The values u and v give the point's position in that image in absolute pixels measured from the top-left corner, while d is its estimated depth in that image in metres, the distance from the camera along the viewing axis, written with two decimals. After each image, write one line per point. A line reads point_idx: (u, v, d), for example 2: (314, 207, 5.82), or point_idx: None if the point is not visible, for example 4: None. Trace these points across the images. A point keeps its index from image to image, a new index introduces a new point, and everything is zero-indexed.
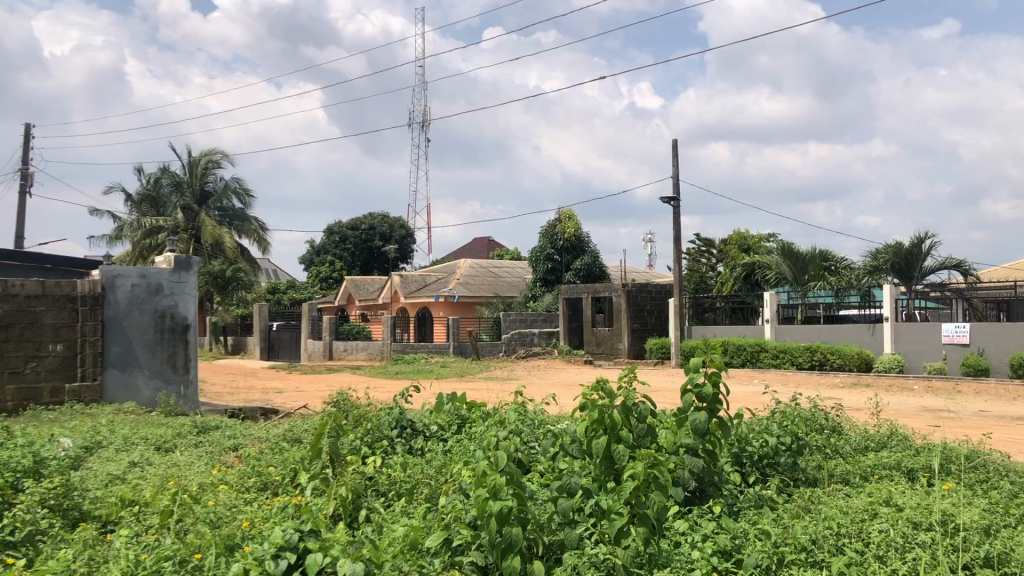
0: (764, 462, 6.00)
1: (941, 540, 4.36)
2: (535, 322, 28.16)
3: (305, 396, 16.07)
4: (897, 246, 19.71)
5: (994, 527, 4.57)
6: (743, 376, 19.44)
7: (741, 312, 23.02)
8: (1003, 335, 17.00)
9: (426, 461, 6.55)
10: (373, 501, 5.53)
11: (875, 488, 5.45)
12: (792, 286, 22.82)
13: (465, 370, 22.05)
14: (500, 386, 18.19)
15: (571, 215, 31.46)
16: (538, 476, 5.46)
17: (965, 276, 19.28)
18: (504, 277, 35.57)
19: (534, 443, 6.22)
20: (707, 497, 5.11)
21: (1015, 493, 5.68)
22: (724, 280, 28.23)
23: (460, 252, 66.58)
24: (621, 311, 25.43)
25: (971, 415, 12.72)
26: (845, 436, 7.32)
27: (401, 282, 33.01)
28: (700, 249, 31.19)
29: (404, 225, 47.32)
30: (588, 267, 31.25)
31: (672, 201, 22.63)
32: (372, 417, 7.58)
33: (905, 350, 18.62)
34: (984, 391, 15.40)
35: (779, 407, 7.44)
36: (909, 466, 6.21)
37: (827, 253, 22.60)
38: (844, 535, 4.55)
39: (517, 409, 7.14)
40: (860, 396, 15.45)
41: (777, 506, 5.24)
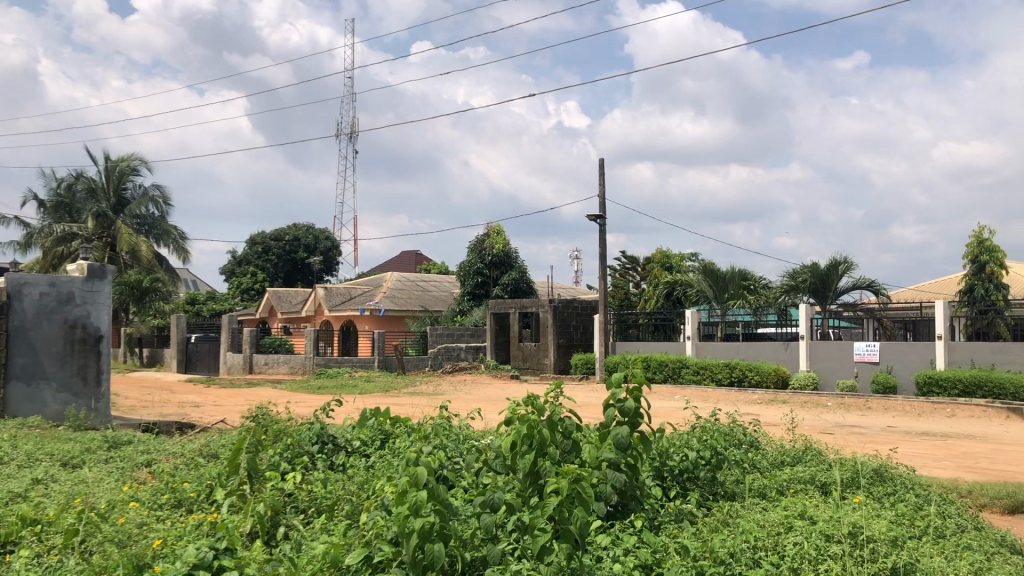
0: (684, 476, 6.10)
1: (852, 552, 4.50)
2: (461, 337, 28.07)
3: (223, 410, 15.65)
4: (815, 267, 20.39)
5: (900, 538, 4.74)
6: (665, 392, 19.81)
7: (663, 329, 23.36)
8: (909, 353, 17.68)
9: (348, 477, 6.45)
10: (292, 518, 5.42)
11: (790, 502, 5.59)
12: (713, 303, 23.36)
13: (390, 385, 21.79)
14: (425, 401, 18.06)
15: (499, 230, 31.60)
16: (462, 491, 5.43)
17: (876, 296, 20.11)
18: (431, 291, 35.48)
19: (458, 458, 6.20)
20: (629, 511, 5.14)
21: (920, 506, 5.92)
22: (647, 297, 28.76)
23: (385, 265, 66.17)
24: (547, 326, 25.59)
25: (881, 431, 13.18)
26: (761, 451, 7.51)
27: (326, 295, 32.55)
28: (625, 267, 31.71)
29: (330, 237, 46.77)
30: (516, 282, 31.45)
31: (598, 219, 22.91)
32: (293, 432, 7.43)
33: (819, 368, 19.26)
34: (893, 407, 16.04)
35: (699, 422, 7.58)
36: (823, 480, 6.40)
37: (746, 273, 23.27)
38: (761, 548, 4.66)
39: (442, 424, 7.07)
40: (776, 412, 15.90)
41: (697, 520, 5.34)
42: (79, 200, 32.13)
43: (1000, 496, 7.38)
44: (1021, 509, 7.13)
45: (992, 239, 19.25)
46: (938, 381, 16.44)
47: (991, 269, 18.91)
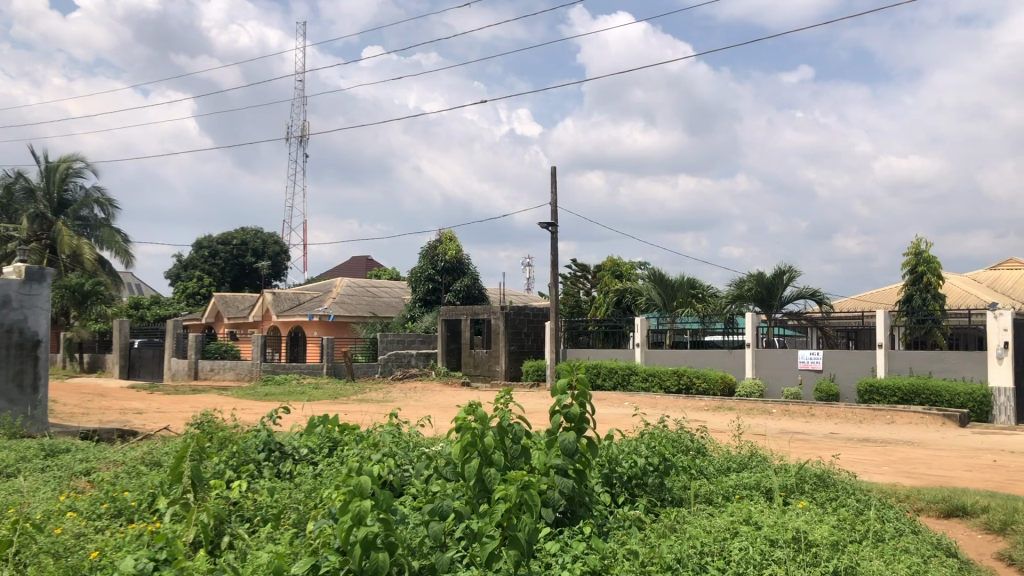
0: (633, 483, 6.16)
1: (795, 556, 4.59)
2: (412, 343, 27.92)
3: (167, 417, 15.29)
4: (760, 276, 20.74)
5: (842, 542, 4.85)
6: (614, 399, 19.99)
7: (612, 336, 23.56)
8: (851, 362, 18.09)
9: (295, 485, 6.36)
10: (237, 527, 5.33)
11: (736, 507, 5.68)
12: (662, 311, 23.62)
13: (339, 392, 21.53)
14: (374, 408, 17.91)
15: (452, 236, 31.49)
16: (410, 499, 5.40)
17: (820, 305, 20.53)
18: (382, 297, 35.27)
19: (407, 466, 6.17)
20: (577, 518, 5.16)
21: (861, 510, 6.07)
22: (598, 304, 28.98)
23: (336, 270, 65.50)
24: (499, 333, 25.61)
25: (824, 438, 13.47)
26: (708, 457, 7.62)
27: (274, 300, 32.13)
28: (576, 274, 31.92)
29: (279, 242, 46.13)
30: (468, 289, 31.43)
31: (550, 227, 23.03)
32: (238, 439, 7.32)
33: (764, 376, 19.62)
34: (835, 414, 16.40)
35: (648, 429, 7.66)
36: (768, 486, 6.51)
37: (695, 282, 23.57)
38: (707, 552, 4.71)
39: (392, 431, 7.00)
40: (723, 419, 16.16)
41: (645, 526, 5.38)
42: (18, 201, 31.27)
43: (935, 500, 7.60)
44: (955, 513, 7.34)
45: (930, 251, 19.80)
46: (878, 389, 16.87)
47: (928, 279, 19.45)
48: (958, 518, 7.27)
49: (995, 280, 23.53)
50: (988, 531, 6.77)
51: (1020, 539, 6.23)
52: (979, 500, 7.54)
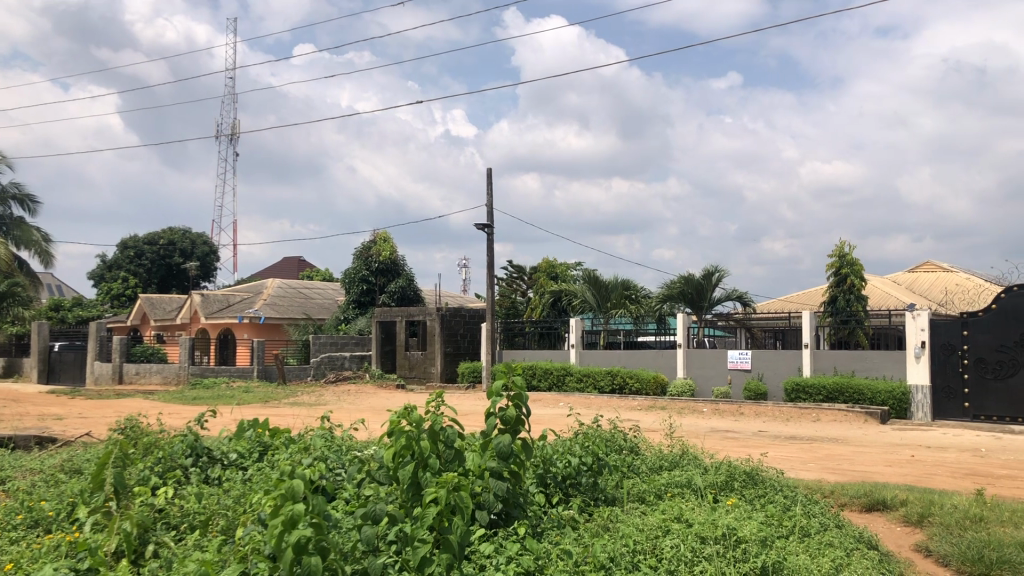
0: (567, 482, 6.21)
1: (725, 553, 4.68)
2: (345, 346, 27.55)
3: (88, 423, 14.74)
4: (690, 277, 21.15)
5: (770, 539, 4.96)
6: (549, 400, 20.11)
7: (548, 337, 23.69)
8: (778, 361, 18.55)
9: (223, 491, 6.21)
10: (162, 535, 5.18)
11: (668, 506, 5.75)
12: (596, 312, 23.86)
13: (270, 395, 21.12)
14: (306, 411, 17.61)
15: (386, 237, 31.25)
16: (343, 503, 5.33)
17: (746, 307, 20.98)
18: (315, 298, 34.80)
19: (339, 470, 6.10)
20: (512, 519, 5.16)
21: (788, 506, 6.24)
22: (533, 305, 29.09)
23: (267, 271, 64.33)
24: (434, 334, 25.49)
25: (752, 435, 13.81)
26: (641, 455, 7.74)
27: (203, 301, 31.36)
28: (512, 276, 31.99)
29: (208, 242, 45.08)
30: (402, 290, 31.24)
31: (486, 228, 23.04)
32: (164, 445, 7.12)
33: (695, 375, 20.00)
34: (763, 413, 16.82)
35: (582, 429, 7.72)
36: (698, 483, 6.62)
37: (628, 283, 23.90)
38: (640, 551, 4.77)
39: (322, 435, 6.89)
40: (655, 418, 16.40)
41: (579, 525, 5.42)
42: None
43: (858, 495, 7.84)
44: (876, 506, 7.59)
45: (853, 254, 20.46)
46: (804, 388, 17.35)
47: (851, 281, 20.09)
48: (879, 511, 7.53)
49: (913, 281, 24.46)
50: (905, 524, 7.03)
51: (936, 530, 6.47)
52: (897, 494, 7.81)
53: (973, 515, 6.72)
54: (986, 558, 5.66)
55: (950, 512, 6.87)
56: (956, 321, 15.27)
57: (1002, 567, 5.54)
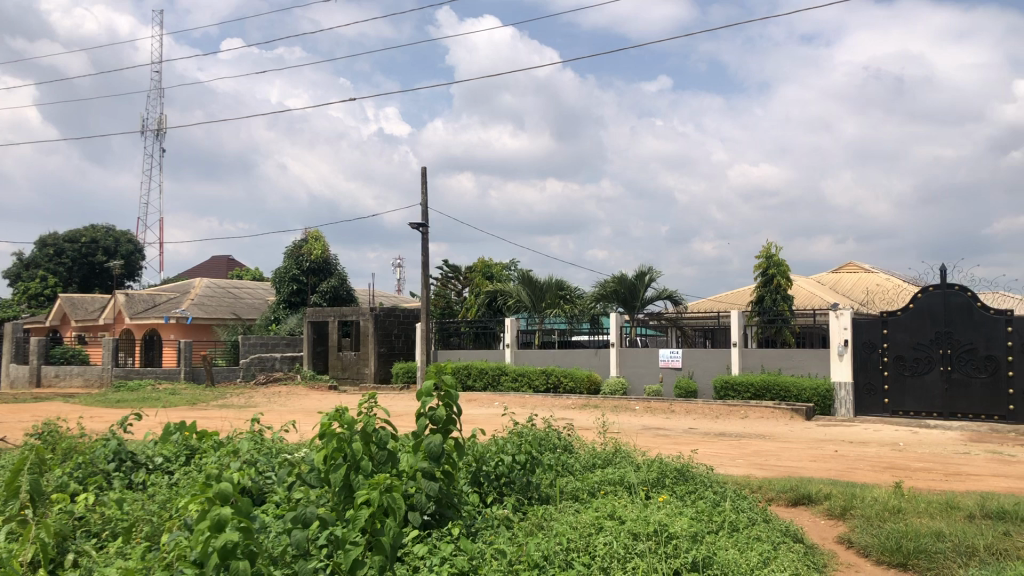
0: (500, 481, 6.21)
1: (655, 549, 4.75)
2: (276, 347, 27.13)
3: (2, 429, 14.09)
4: (623, 277, 21.49)
5: (699, 534, 5.06)
6: (484, 399, 20.14)
7: (483, 337, 23.66)
8: (708, 360, 18.92)
9: (148, 496, 6.03)
10: (82, 544, 5.01)
11: (601, 503, 5.82)
12: (530, 312, 23.96)
13: (197, 397, 20.56)
14: (234, 414, 17.19)
15: (318, 236, 30.79)
16: (273, 507, 5.22)
17: (676, 306, 21.37)
18: (245, 298, 34.09)
19: (269, 473, 5.99)
20: (446, 520, 5.13)
21: (717, 502, 6.37)
22: (468, 305, 29.03)
23: (194, 270, 62.61)
24: (367, 335, 25.22)
25: (683, 432, 14.06)
26: (574, 454, 7.79)
27: (126, 301, 30.41)
28: (447, 275, 31.84)
29: (133, 240, 43.72)
30: (335, 290, 30.83)
31: (421, 227, 22.90)
32: (85, 450, 6.89)
33: (628, 373, 20.28)
34: (693, 410, 17.16)
35: (516, 428, 7.73)
36: (630, 481, 6.71)
37: (562, 283, 24.09)
38: (573, 549, 4.81)
39: (252, 438, 6.74)
40: (589, 416, 16.56)
41: (513, 524, 5.43)
42: None
43: (785, 490, 8.05)
44: (802, 500, 7.80)
45: (779, 255, 21.00)
46: (733, 386, 17.75)
47: (777, 281, 20.65)
48: (804, 505, 7.73)
49: (836, 282, 25.21)
50: (828, 517, 7.24)
51: (858, 523, 6.69)
52: (821, 488, 8.04)
53: (891, 506, 6.99)
54: (904, 548, 5.87)
55: (869, 505, 7.12)
56: (876, 321, 15.82)
57: (919, 557, 5.76)
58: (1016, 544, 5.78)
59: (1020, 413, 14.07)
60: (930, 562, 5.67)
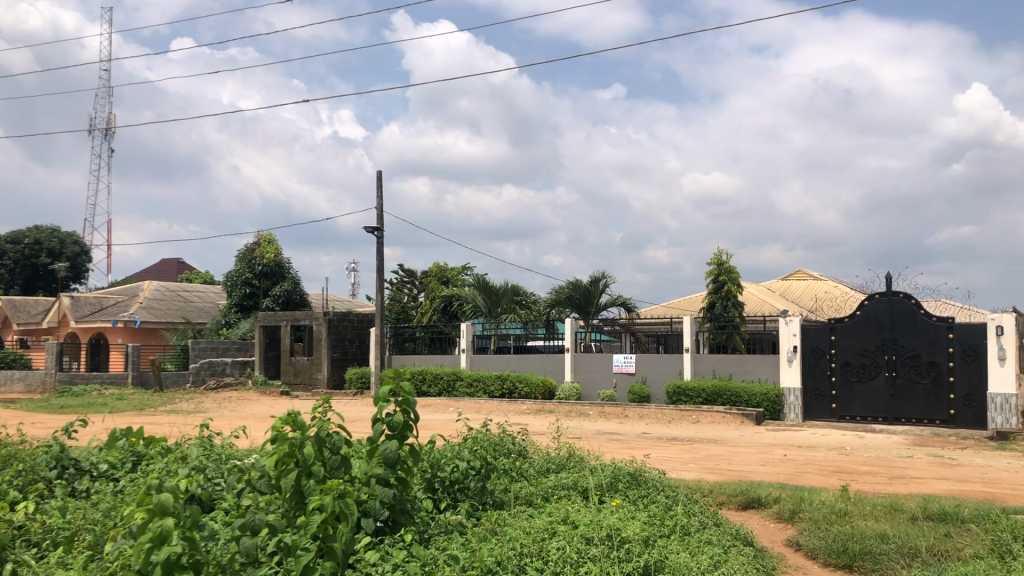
0: (455, 487, 6.17)
1: (609, 553, 4.77)
2: (227, 351, 26.71)
3: None
4: (578, 283, 21.70)
5: (651, 538, 5.11)
6: (438, 405, 20.07)
7: (438, 342, 23.56)
8: (661, 365, 19.11)
9: (92, 504, 5.89)
10: (21, 553, 4.87)
11: (554, 508, 5.84)
12: (486, 317, 23.97)
13: (145, 403, 20.10)
14: (183, 420, 16.85)
15: (271, 239, 30.42)
16: (222, 514, 5.12)
17: (629, 313, 21.58)
18: (195, 301, 33.54)
19: (218, 479, 5.90)
20: (399, 526, 5.08)
21: (669, 506, 6.44)
22: (423, 310, 28.93)
23: (142, 273, 61.36)
24: (321, 339, 24.98)
25: (637, 437, 14.16)
26: (528, 459, 7.81)
27: (72, 304, 29.66)
28: (402, 280, 31.71)
29: (79, 242, 42.72)
30: (287, 294, 30.45)
31: (376, 231, 22.79)
32: (25, 457, 6.73)
33: (583, 379, 20.38)
34: (647, 415, 17.33)
35: (471, 433, 7.71)
36: (584, 486, 6.74)
37: (518, 288, 24.18)
38: (526, 554, 4.81)
39: (201, 444, 6.64)
40: (543, 422, 16.62)
41: (466, 530, 5.41)
42: None
43: (735, 494, 8.16)
44: (752, 504, 7.92)
45: (730, 261, 21.33)
46: (685, 391, 17.98)
47: (729, 288, 20.95)
48: (754, 509, 7.86)
49: (786, 289, 25.71)
50: (778, 520, 7.37)
51: (805, 525, 6.83)
52: (771, 492, 8.18)
53: (838, 509, 7.14)
54: (850, 550, 6.00)
55: (818, 507, 7.26)
56: (825, 327, 16.16)
57: (864, 558, 5.89)
58: (957, 545, 5.94)
59: (961, 417, 14.47)
60: (874, 563, 5.81)
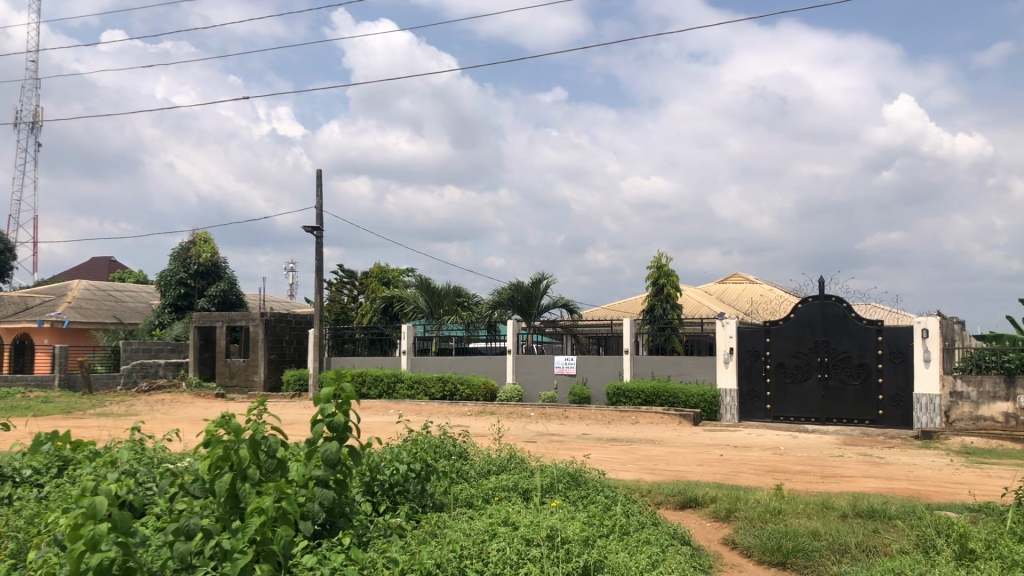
0: (394, 490, 6.11)
1: (549, 554, 4.78)
2: (160, 352, 26.05)
3: None
4: (520, 285, 21.76)
5: (591, 538, 5.14)
6: (378, 407, 19.91)
7: (379, 344, 23.37)
8: (601, 366, 19.29)
9: (15, 511, 5.66)
10: None
11: (495, 509, 5.83)
12: (427, 319, 23.86)
13: (71, 406, 19.43)
14: (111, 423, 16.36)
15: (207, 238, 29.74)
16: (153, 519, 4.97)
17: (571, 314, 21.72)
18: (127, 301, 32.61)
19: (150, 484, 5.74)
20: (336, 529, 5.02)
21: (608, 506, 6.50)
22: (364, 311, 28.63)
23: (71, 272, 59.34)
24: (257, 340, 24.52)
25: (576, 438, 14.26)
26: (469, 460, 7.79)
27: None
28: (342, 281, 31.33)
29: (2, 240, 41.11)
30: (224, 294, 29.83)
31: (315, 231, 22.48)
32: None
33: (524, 380, 20.44)
34: (586, 416, 17.47)
35: (411, 434, 7.65)
36: (524, 487, 6.75)
37: (460, 290, 24.13)
38: (466, 556, 4.78)
39: (131, 448, 6.45)
40: (483, 423, 16.59)
41: (406, 533, 5.37)
42: None
43: (672, 493, 8.27)
44: (689, 503, 8.04)
45: (669, 264, 21.63)
46: (624, 392, 18.17)
47: (668, 291, 21.25)
48: (691, 508, 7.98)
49: (723, 292, 26.18)
50: (714, 519, 7.49)
51: (740, 524, 6.95)
52: (707, 491, 8.32)
53: (772, 508, 7.29)
54: (783, 548, 6.13)
55: (752, 507, 7.41)
56: (760, 330, 16.50)
57: (797, 555, 6.03)
58: (884, 541, 6.11)
59: (889, 417, 14.95)
60: (806, 560, 5.95)
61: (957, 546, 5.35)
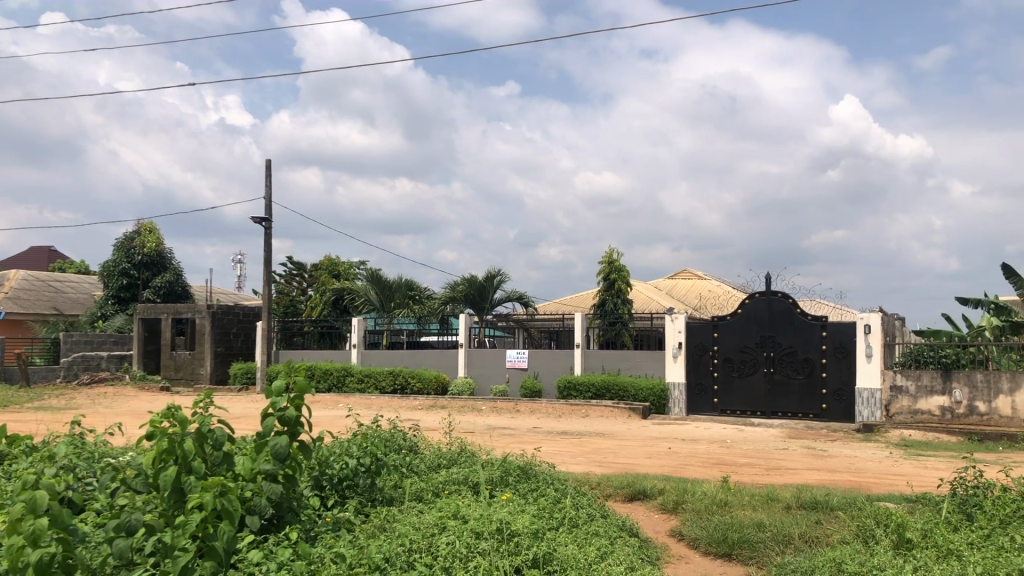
0: (343, 484, 6.07)
1: (498, 547, 4.80)
2: (102, 345, 25.46)
3: None
4: (472, 278, 21.57)
5: (540, 531, 5.18)
6: (327, 401, 19.75)
7: (328, 337, 23.17)
8: (552, 360, 19.37)
9: None
10: None
11: (444, 503, 5.82)
12: (379, 312, 23.71)
13: (8, 400, 18.88)
14: (51, 416, 15.96)
15: (153, 228, 29.06)
16: (93, 515, 4.84)
17: (524, 308, 21.77)
18: (68, 292, 31.74)
19: (90, 479, 5.59)
20: (284, 524, 4.97)
21: (558, 499, 6.53)
22: (314, 304, 28.34)
23: (9, 260, 57.50)
24: (204, 333, 24.10)
25: (527, 431, 14.32)
26: (420, 454, 7.77)
27: None
28: (292, 273, 30.95)
29: None
30: (169, 285, 29.22)
31: (263, 222, 22.14)
32: None
33: (475, 374, 20.43)
34: (537, 409, 17.56)
35: (361, 429, 7.59)
36: (474, 480, 6.75)
37: (412, 283, 24.00)
38: (416, 550, 4.77)
39: (70, 442, 6.27)
40: (434, 417, 16.57)
41: (354, 527, 5.33)
42: None
43: (621, 486, 8.36)
44: (637, 496, 8.13)
45: (620, 260, 21.81)
46: (575, 386, 18.27)
47: (619, 285, 21.42)
48: (639, 500, 8.07)
49: (672, 287, 26.52)
50: (662, 511, 7.58)
51: (688, 516, 7.05)
52: (655, 484, 8.43)
53: (719, 500, 7.41)
54: (729, 539, 6.24)
55: (699, 499, 7.52)
56: (708, 325, 16.71)
57: (742, 547, 6.15)
58: (826, 531, 6.26)
59: (831, 411, 15.31)
60: (751, 551, 6.07)
61: (894, 536, 5.51)
